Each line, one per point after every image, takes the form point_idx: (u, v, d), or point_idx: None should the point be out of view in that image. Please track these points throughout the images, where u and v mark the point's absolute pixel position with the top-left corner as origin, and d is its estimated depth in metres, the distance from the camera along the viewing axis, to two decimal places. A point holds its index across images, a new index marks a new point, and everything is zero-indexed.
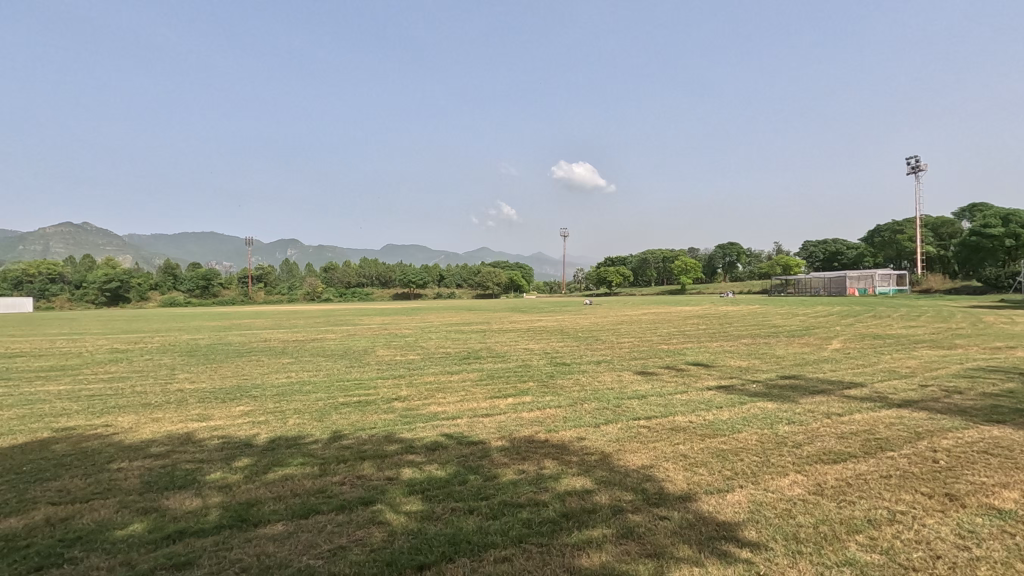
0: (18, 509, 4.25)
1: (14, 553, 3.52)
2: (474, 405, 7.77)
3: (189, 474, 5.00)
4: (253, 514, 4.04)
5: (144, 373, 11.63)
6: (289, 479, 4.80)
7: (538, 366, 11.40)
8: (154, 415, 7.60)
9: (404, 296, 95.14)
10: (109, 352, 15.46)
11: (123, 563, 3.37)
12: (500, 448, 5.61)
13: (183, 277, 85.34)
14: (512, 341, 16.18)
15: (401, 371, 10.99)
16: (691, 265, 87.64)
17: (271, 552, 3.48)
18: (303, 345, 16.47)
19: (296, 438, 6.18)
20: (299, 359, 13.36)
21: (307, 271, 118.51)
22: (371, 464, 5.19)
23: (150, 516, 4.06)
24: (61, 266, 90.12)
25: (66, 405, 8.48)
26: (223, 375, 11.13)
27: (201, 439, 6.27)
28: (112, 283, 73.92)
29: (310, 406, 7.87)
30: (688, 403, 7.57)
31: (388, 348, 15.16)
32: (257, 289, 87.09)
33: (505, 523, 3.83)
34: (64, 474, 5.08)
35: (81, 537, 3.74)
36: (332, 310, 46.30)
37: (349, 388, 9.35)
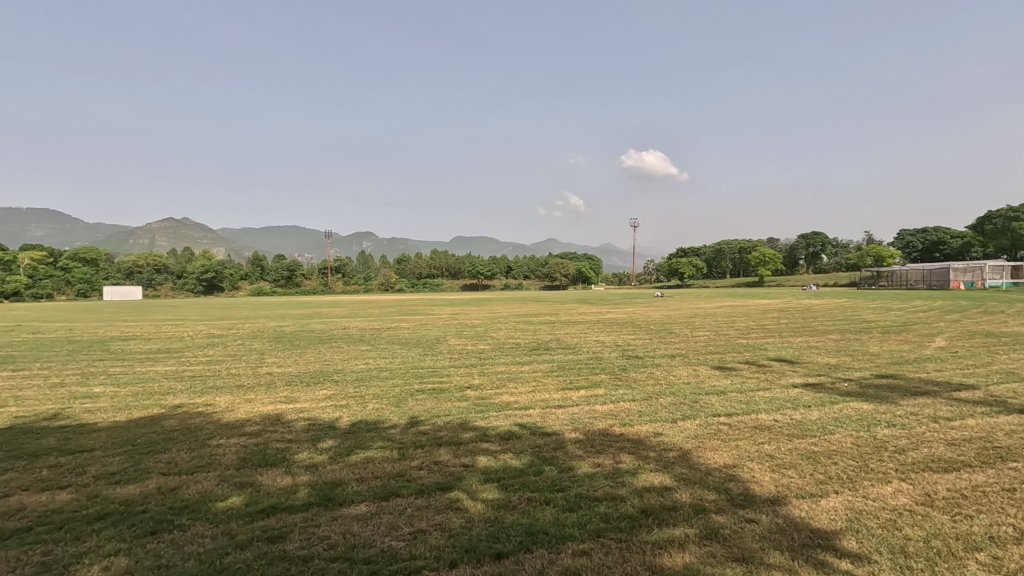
0: (135, 477, 4.69)
1: (134, 516, 3.87)
2: (546, 396, 7.73)
3: (280, 453, 5.31)
4: (337, 494, 4.21)
5: (237, 356, 12.54)
6: (371, 462, 4.97)
7: (610, 358, 11.19)
8: (248, 396, 8.17)
9: (473, 287, 96.63)
10: (207, 337, 16.81)
11: (224, 532, 3.61)
12: (574, 440, 5.54)
13: (269, 268, 91.14)
14: (582, 333, 16.01)
15: (473, 360, 11.17)
16: (770, 256, 83.18)
17: (356, 531, 3.61)
18: (378, 333, 17.12)
19: (374, 422, 6.41)
20: (376, 346, 13.92)
21: (381, 262, 123.21)
22: (448, 450, 5.29)
23: (246, 490, 4.34)
24: (165, 259, 98.99)
25: (172, 384, 9.30)
26: (307, 359, 11.80)
27: (290, 420, 6.65)
28: (208, 273, 80.30)
29: (388, 392, 8.13)
30: (772, 401, 7.16)
31: (459, 338, 15.46)
32: (335, 280, 91.54)
33: (583, 517, 3.76)
34: (172, 448, 5.54)
35: (188, 506, 4.05)
36: (405, 300, 47.93)
37: (423, 375, 9.60)
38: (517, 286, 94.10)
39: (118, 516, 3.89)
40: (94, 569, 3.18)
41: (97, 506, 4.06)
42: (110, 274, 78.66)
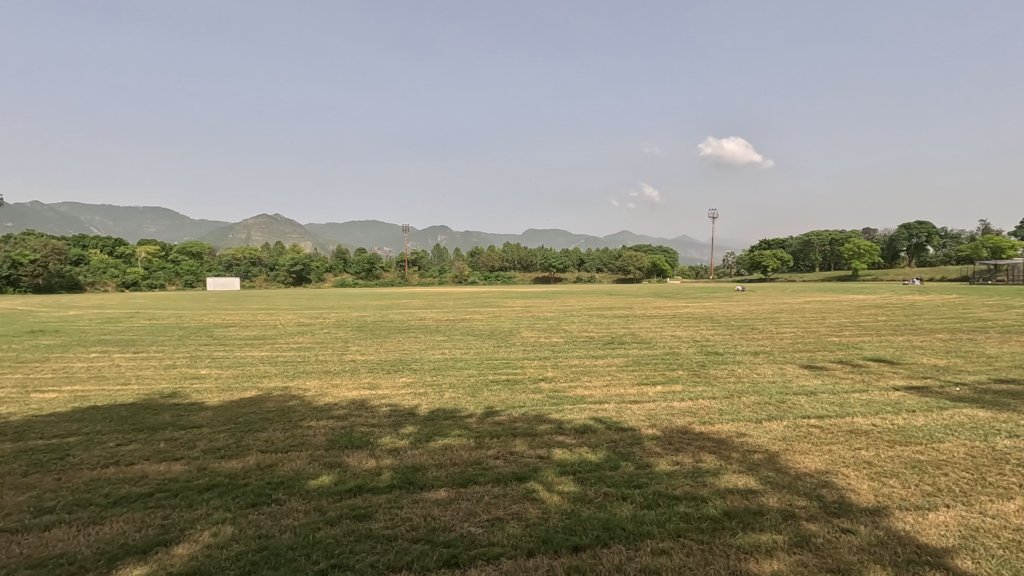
0: (237, 453, 5.10)
1: (237, 489, 4.21)
2: (621, 390, 7.60)
3: (364, 436, 5.58)
4: (418, 478, 4.37)
5: (323, 344, 13.31)
6: (449, 449, 5.12)
7: (687, 354, 10.83)
8: (334, 381, 8.66)
9: (544, 280, 96.73)
10: (297, 325, 17.98)
11: (315, 508, 3.85)
12: (652, 437, 5.41)
13: (351, 260, 95.83)
14: (658, 328, 15.58)
15: (546, 353, 11.19)
16: (866, 248, 76.92)
17: (436, 515, 3.72)
18: (453, 324, 17.56)
19: (452, 411, 6.58)
20: (452, 337, 14.29)
21: (455, 255, 126.12)
22: (523, 441, 5.34)
23: (335, 470, 4.60)
24: (259, 252, 106.84)
25: (267, 368, 10.03)
26: (387, 348, 12.32)
27: (373, 405, 6.97)
28: (297, 265, 85.74)
29: (463, 382, 8.33)
30: (869, 404, 6.63)
31: (532, 330, 15.52)
32: (412, 273, 94.80)
33: (662, 515, 3.67)
34: (268, 428, 5.98)
35: (284, 482, 4.35)
36: (478, 293, 48.77)
37: (497, 366, 9.75)
38: (589, 279, 93.20)
39: (224, 487, 4.25)
40: (205, 535, 3.49)
41: (206, 478, 4.46)
42: (213, 266, 85.90)
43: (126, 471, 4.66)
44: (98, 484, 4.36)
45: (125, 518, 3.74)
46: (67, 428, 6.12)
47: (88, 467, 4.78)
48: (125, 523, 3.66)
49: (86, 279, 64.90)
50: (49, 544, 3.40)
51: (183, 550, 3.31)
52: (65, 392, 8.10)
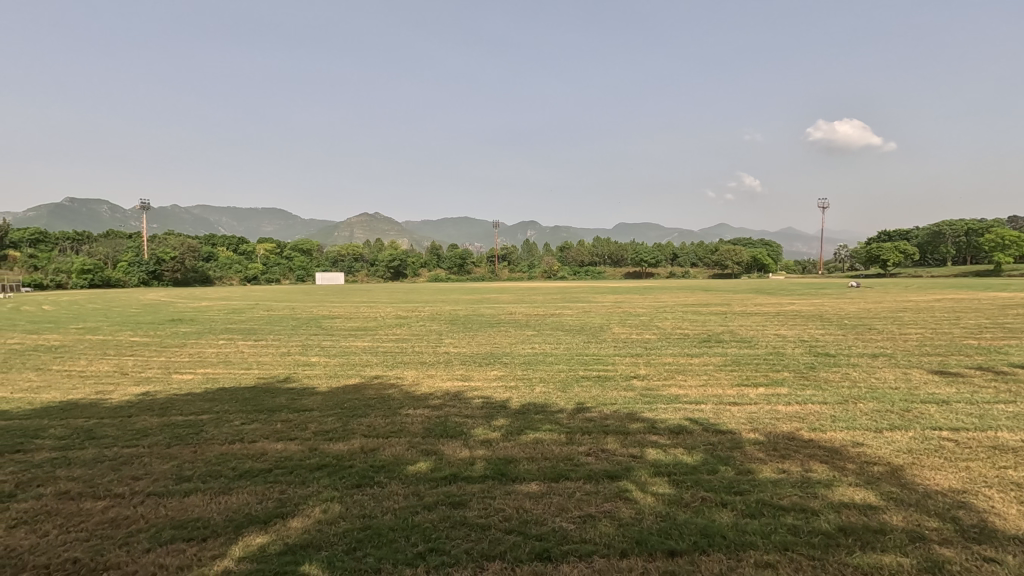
0: (343, 436, 5.47)
1: (343, 469, 4.51)
2: (719, 391, 7.24)
3: (458, 427, 5.76)
4: (510, 470, 4.43)
5: (419, 336, 13.93)
6: (540, 443, 5.14)
7: (794, 354, 10.10)
8: (429, 372, 9.04)
9: (636, 274, 94.39)
10: (395, 317, 18.97)
11: (414, 493, 4.02)
12: (754, 441, 5.09)
13: (444, 256, 99.39)
14: (760, 326, 14.65)
15: (638, 350, 10.93)
16: (1011, 239, 67.36)
17: (528, 508, 3.76)
18: (543, 319, 17.68)
19: (542, 405, 6.60)
20: (541, 331, 14.37)
21: (544, 250, 126.66)
22: (615, 439, 5.24)
23: (431, 457, 4.79)
24: (361, 248, 114.08)
25: (369, 357, 10.68)
26: (479, 342, 12.64)
27: (466, 396, 7.18)
28: (394, 261, 90.23)
29: (554, 377, 8.35)
30: (1018, 418, 5.79)
31: (623, 326, 15.21)
32: (502, 268, 96.41)
33: (767, 525, 3.44)
34: (371, 414, 6.35)
35: (385, 466, 4.60)
36: (568, 288, 48.45)
37: (587, 362, 9.67)
38: (683, 274, 89.75)
39: (332, 467, 4.58)
40: (316, 510, 3.78)
41: (316, 458, 4.82)
42: (321, 262, 92.83)
43: (249, 448, 5.15)
44: (227, 458, 4.86)
45: (249, 490, 4.14)
46: (202, 406, 6.88)
47: (218, 442, 5.35)
48: (249, 495, 4.05)
49: (216, 273, 72.81)
50: (188, 508, 3.85)
51: (297, 523, 3.60)
52: (200, 375, 9.11)
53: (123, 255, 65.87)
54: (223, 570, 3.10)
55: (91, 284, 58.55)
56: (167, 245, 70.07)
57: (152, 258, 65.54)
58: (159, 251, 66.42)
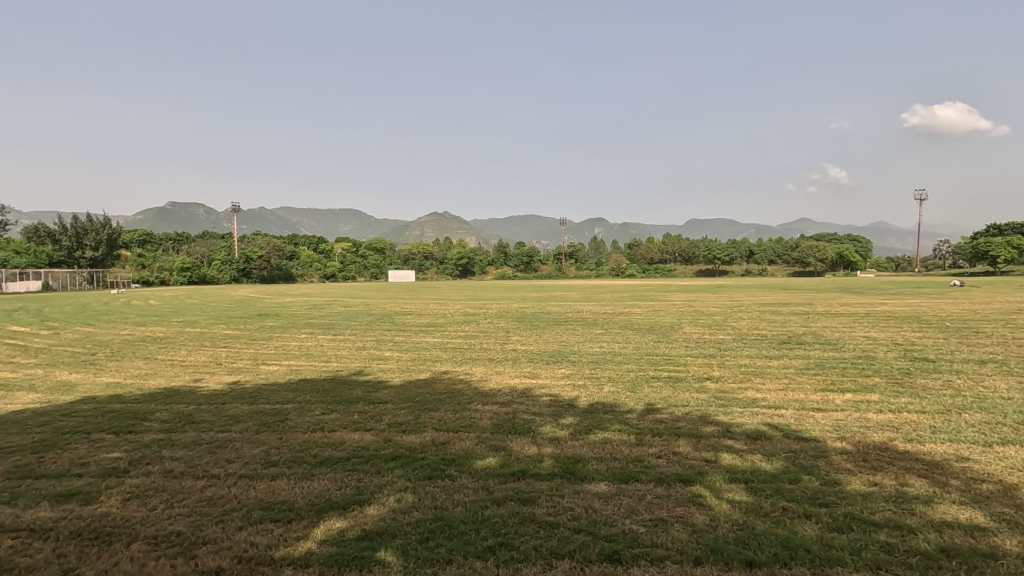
0: (415, 428, 5.65)
1: (416, 461, 4.66)
2: (801, 396, 6.82)
3: (526, 424, 5.79)
4: (579, 469, 4.40)
5: (487, 332, 14.12)
6: (609, 443, 5.07)
7: (886, 358, 9.35)
8: (498, 368, 9.15)
9: (709, 272, 90.88)
10: (464, 314, 19.37)
11: (483, 487, 4.09)
12: (841, 451, 4.76)
13: (511, 254, 100.11)
14: (847, 327, 13.69)
15: (711, 351, 10.52)
16: None
17: (597, 508, 3.72)
18: (611, 317, 17.42)
19: (611, 405, 6.50)
20: (610, 330, 14.16)
21: (612, 247, 124.66)
22: (687, 442, 5.07)
23: (500, 453, 4.84)
24: (430, 246, 117.16)
25: (439, 353, 10.97)
26: (546, 339, 12.64)
27: (534, 394, 7.21)
28: (463, 259, 92.06)
29: (623, 376, 8.21)
30: None
31: (695, 325, 14.71)
32: (569, 265, 95.83)
33: (856, 541, 3.21)
34: (441, 408, 6.51)
35: (455, 459, 4.70)
36: (636, 286, 47.36)
37: (658, 362, 9.42)
38: (760, 271, 85.43)
39: (405, 459, 4.74)
40: (391, 499, 3.92)
41: (390, 449, 5.01)
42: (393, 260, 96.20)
43: (329, 437, 5.42)
44: (309, 446, 5.15)
45: (329, 477, 4.36)
46: (286, 396, 7.34)
47: (301, 430, 5.68)
48: (329, 482, 4.26)
49: (298, 271, 77.24)
50: (275, 491, 4.12)
51: (373, 511, 3.75)
52: (285, 366, 9.72)
53: (217, 254, 71.25)
54: (306, 550, 3.29)
55: (190, 281, 63.76)
56: (255, 244, 75.19)
57: (242, 257, 70.53)
58: (248, 250, 71.27)
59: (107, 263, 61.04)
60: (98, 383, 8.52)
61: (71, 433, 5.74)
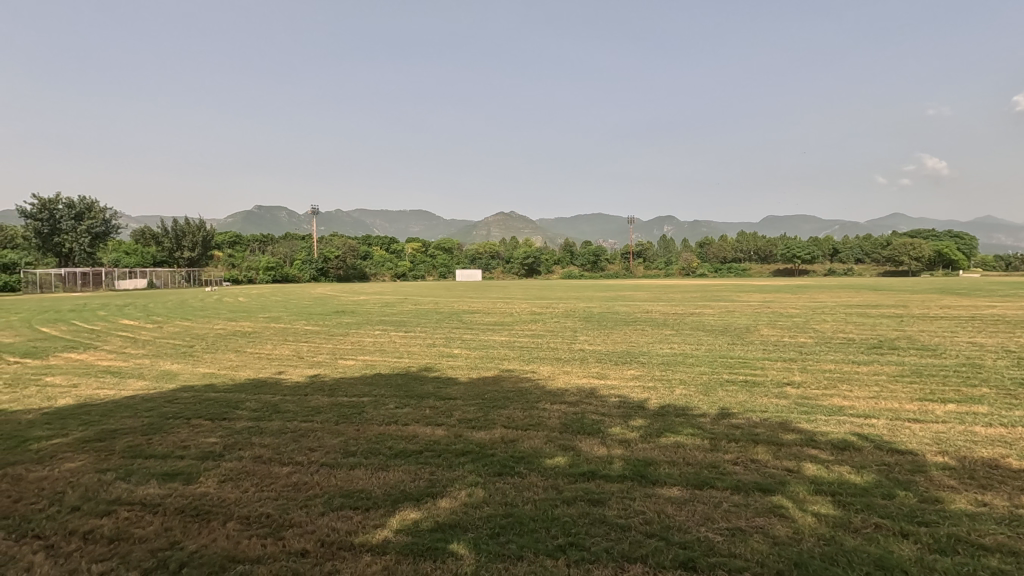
0: (485, 425, 5.73)
1: (486, 457, 4.73)
2: (895, 405, 6.32)
3: (595, 424, 5.73)
4: (650, 473, 4.30)
5: (554, 332, 14.09)
6: (682, 447, 4.93)
7: (996, 367, 8.46)
8: (565, 368, 9.11)
9: (787, 271, 86.05)
10: (531, 313, 19.43)
11: (552, 486, 4.09)
12: (942, 466, 4.37)
13: (577, 253, 99.27)
14: (948, 332, 12.52)
15: (792, 354, 9.96)
16: None
17: (670, 513, 3.62)
18: (683, 318, 16.89)
19: (683, 408, 6.31)
20: (681, 331, 13.73)
21: (683, 246, 120.63)
22: (766, 449, 4.83)
23: (569, 453, 4.82)
24: (497, 246, 118.42)
25: (506, 351, 11.08)
26: (615, 340, 12.44)
27: (603, 394, 7.12)
28: (529, 259, 92.35)
29: (695, 379, 7.95)
30: None
31: (774, 328, 13.97)
32: (637, 264, 93.86)
33: (961, 566, 2.94)
34: (509, 406, 6.57)
35: (524, 457, 4.73)
36: (710, 286, 45.48)
37: (733, 365, 9.04)
38: (846, 270, 79.81)
39: (475, 454, 4.82)
40: (462, 494, 4.01)
41: (461, 444, 5.11)
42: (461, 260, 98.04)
43: (402, 430, 5.62)
44: (384, 438, 5.35)
45: (403, 469, 4.52)
46: (363, 389, 7.67)
47: (377, 423, 5.92)
48: (404, 473, 4.42)
49: (371, 271, 80.41)
50: (354, 480, 4.32)
51: (445, 504, 3.85)
52: (361, 361, 10.16)
53: (298, 254, 75.57)
54: (383, 538, 3.42)
55: (274, 279, 68.04)
56: (333, 245, 79.00)
57: (320, 257, 74.31)
58: (326, 251, 75.14)
59: (202, 262, 66.23)
60: (196, 373, 9.28)
61: (174, 418, 6.29)
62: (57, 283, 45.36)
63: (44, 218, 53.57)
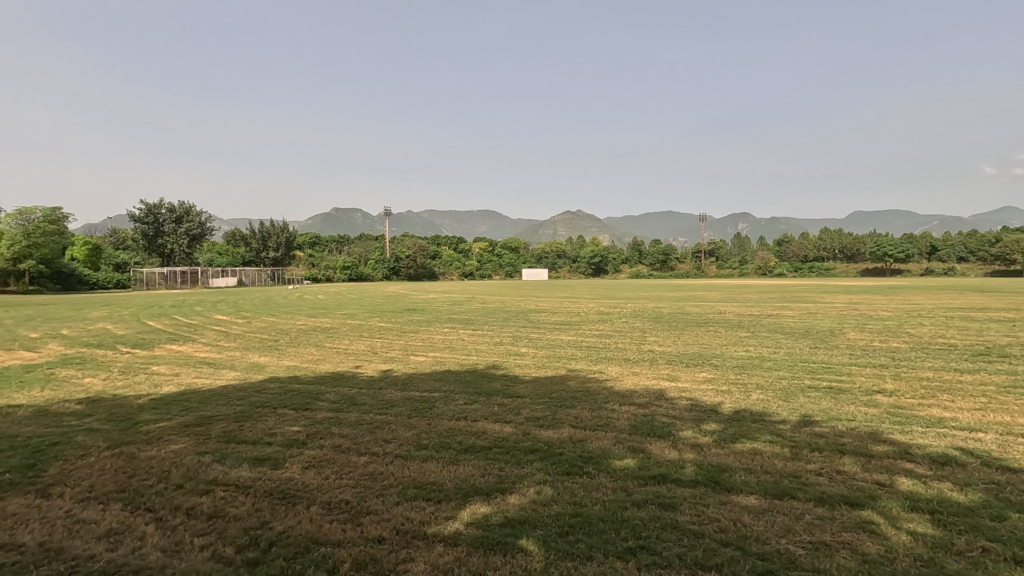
0: (553, 424, 5.74)
1: (554, 456, 4.74)
2: (1006, 419, 5.71)
3: (665, 427, 5.59)
4: (725, 479, 4.15)
5: (622, 332, 13.87)
6: (759, 454, 4.71)
7: None
8: (634, 369, 8.95)
9: (877, 271, 79.85)
10: (598, 313, 19.23)
11: (622, 488, 4.04)
12: None
13: (646, 252, 96.98)
14: None
15: (883, 360, 9.25)
16: None
17: (747, 522, 3.47)
18: (759, 320, 16.10)
19: (761, 414, 6.02)
20: (758, 333, 13.11)
21: (759, 245, 114.91)
22: (853, 460, 4.53)
23: (639, 455, 4.73)
24: (563, 245, 118.00)
25: (573, 351, 11.02)
26: (686, 341, 12.07)
27: (673, 397, 6.94)
28: (596, 258, 91.29)
29: (774, 384, 7.56)
30: None
31: (862, 331, 13.03)
32: (709, 263, 90.38)
33: None
34: (577, 405, 6.54)
35: (593, 457, 4.70)
36: (790, 286, 42.98)
37: (815, 370, 8.52)
38: (946, 270, 72.95)
39: (543, 453, 4.84)
40: (531, 491, 4.04)
41: (529, 442, 5.15)
42: (528, 259, 98.46)
43: (471, 426, 5.73)
44: (454, 433, 5.49)
45: (473, 463, 4.62)
46: (434, 385, 7.90)
47: (447, 418, 6.07)
48: (474, 468, 4.51)
49: (440, 270, 82.45)
50: (427, 472, 4.46)
51: (515, 500, 3.90)
52: (431, 358, 10.45)
53: (372, 254, 78.72)
54: (455, 530, 3.52)
55: (349, 278, 71.30)
56: (404, 245, 81.70)
57: (392, 256, 77.05)
58: (397, 251, 77.82)
59: (285, 262, 70.52)
60: (281, 365, 9.92)
61: (262, 407, 6.75)
62: (160, 281, 49.83)
63: (150, 222, 58.98)
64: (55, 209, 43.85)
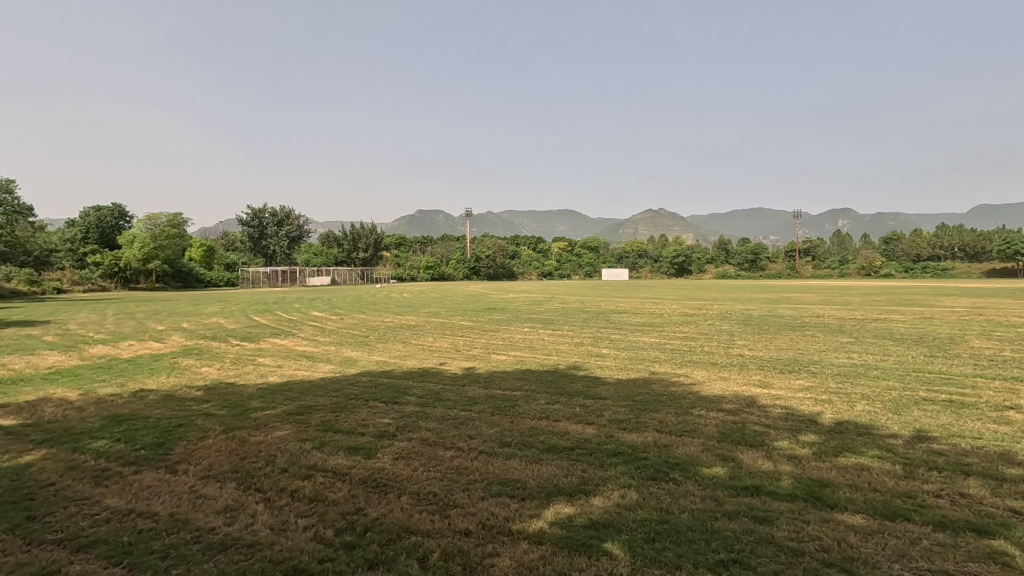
0: (637, 427, 5.62)
1: (639, 460, 4.64)
2: None
3: (758, 436, 5.30)
4: (827, 495, 3.87)
5: (708, 335, 13.31)
6: (866, 470, 4.35)
7: None
8: (722, 373, 8.56)
9: (1005, 272, 71.06)
10: (682, 314, 18.57)
11: (712, 497, 3.88)
12: None
13: (734, 251, 92.33)
14: None
15: (1015, 373, 8.21)
16: None
17: (853, 543, 3.21)
18: (863, 324, 14.81)
19: (867, 427, 5.55)
20: (863, 338, 12.07)
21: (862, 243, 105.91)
22: (980, 483, 4.06)
23: (729, 464, 4.53)
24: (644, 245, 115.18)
25: (655, 353, 10.73)
26: (780, 346, 11.36)
27: (766, 404, 6.56)
28: (679, 258, 88.24)
29: (883, 395, 6.94)
30: None
31: (989, 339, 11.62)
32: (804, 262, 84.50)
33: None
34: (662, 410, 6.36)
35: (679, 464, 4.55)
36: (899, 288, 39.13)
37: (931, 381, 7.71)
38: None
39: (628, 456, 4.75)
40: (615, 494, 3.98)
41: (612, 445, 5.07)
42: (607, 259, 96.99)
43: (554, 426, 5.74)
44: (537, 432, 5.53)
45: (556, 463, 4.63)
46: (515, 384, 7.98)
47: (529, 416, 6.13)
48: (557, 468, 4.51)
49: (519, 270, 83.22)
50: (511, 470, 4.52)
51: (599, 502, 3.86)
52: (512, 357, 10.58)
53: (454, 254, 80.90)
54: (540, 528, 3.54)
55: (432, 278, 73.76)
56: (484, 245, 83.26)
57: (473, 257, 78.74)
58: (478, 251, 79.43)
59: (374, 262, 74.21)
60: (371, 360, 10.45)
61: (355, 399, 7.16)
62: (264, 279, 54.15)
63: (255, 225, 64.32)
64: (178, 213, 49.09)
